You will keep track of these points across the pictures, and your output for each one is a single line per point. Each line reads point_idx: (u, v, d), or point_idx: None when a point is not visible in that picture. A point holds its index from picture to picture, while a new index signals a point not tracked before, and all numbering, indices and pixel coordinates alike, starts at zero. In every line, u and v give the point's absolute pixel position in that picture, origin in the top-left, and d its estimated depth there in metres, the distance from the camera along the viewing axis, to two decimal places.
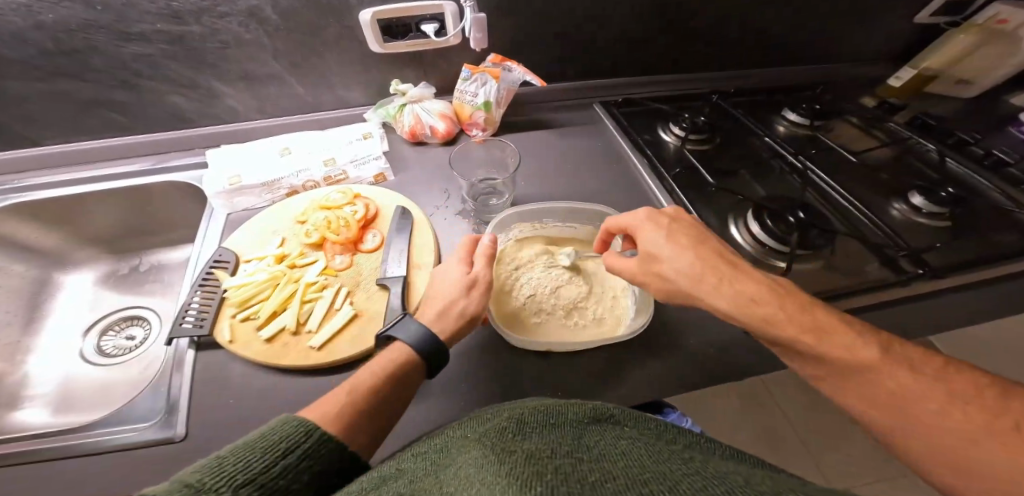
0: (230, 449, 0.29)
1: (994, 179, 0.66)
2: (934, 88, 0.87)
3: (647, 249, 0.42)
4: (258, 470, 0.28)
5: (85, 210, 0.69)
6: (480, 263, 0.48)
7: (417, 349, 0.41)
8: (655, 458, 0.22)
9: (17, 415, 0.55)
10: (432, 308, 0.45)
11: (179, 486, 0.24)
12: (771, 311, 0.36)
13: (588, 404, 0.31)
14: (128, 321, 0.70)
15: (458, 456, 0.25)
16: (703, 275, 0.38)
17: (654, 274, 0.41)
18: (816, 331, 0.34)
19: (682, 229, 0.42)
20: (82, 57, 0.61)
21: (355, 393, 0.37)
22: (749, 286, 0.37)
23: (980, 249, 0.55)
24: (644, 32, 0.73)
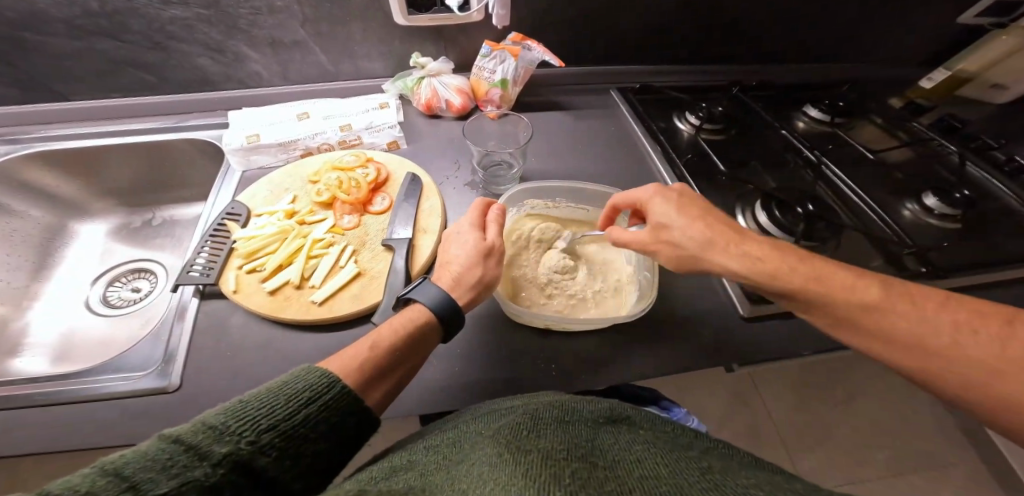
0: (254, 392, 0.28)
1: (1015, 186, 0.65)
2: (965, 91, 0.84)
3: (655, 219, 0.42)
4: (280, 417, 0.27)
5: (107, 164, 0.72)
6: (494, 230, 0.46)
7: (435, 312, 0.40)
8: (674, 466, 0.22)
9: (14, 363, 0.57)
10: (448, 273, 0.43)
11: (201, 429, 0.24)
12: (778, 266, 0.36)
13: (604, 408, 0.31)
14: (135, 274, 0.72)
15: (472, 451, 0.26)
16: (709, 242, 0.39)
17: (664, 243, 0.41)
18: (821, 280, 0.35)
19: (691, 200, 0.42)
20: (122, 18, 0.63)
21: (377, 351, 0.35)
22: (754, 246, 0.38)
23: (994, 254, 0.54)
24: (668, 19, 0.73)
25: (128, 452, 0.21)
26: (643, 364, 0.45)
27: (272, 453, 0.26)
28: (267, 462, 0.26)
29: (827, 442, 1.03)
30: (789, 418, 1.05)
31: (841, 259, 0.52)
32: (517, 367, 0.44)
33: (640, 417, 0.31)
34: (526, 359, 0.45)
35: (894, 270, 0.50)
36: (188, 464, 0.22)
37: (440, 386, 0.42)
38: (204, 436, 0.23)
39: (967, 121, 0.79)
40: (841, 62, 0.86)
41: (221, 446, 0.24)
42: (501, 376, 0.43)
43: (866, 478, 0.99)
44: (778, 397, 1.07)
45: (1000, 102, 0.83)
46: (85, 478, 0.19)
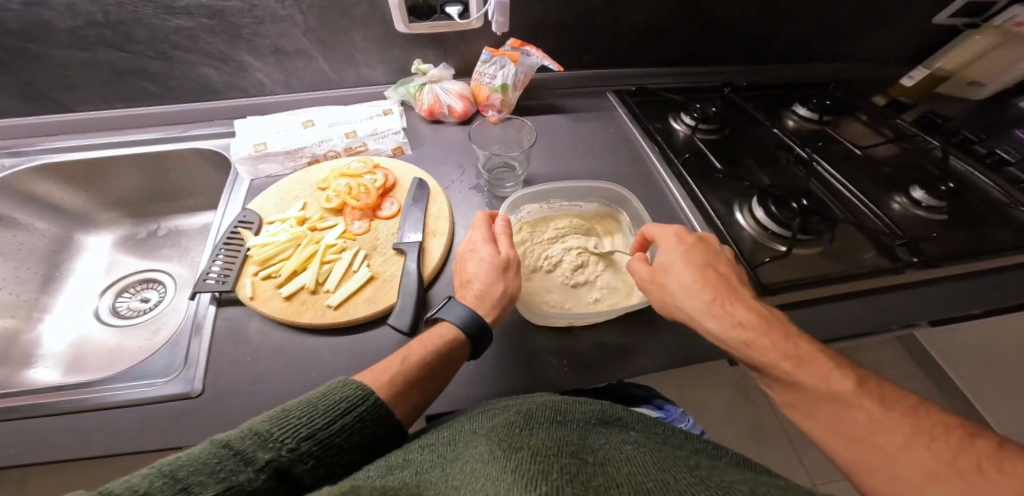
0: (296, 402, 0.31)
1: (995, 177, 0.68)
2: (945, 89, 0.89)
3: (659, 261, 0.43)
4: (319, 426, 0.29)
5: (113, 174, 0.72)
6: (506, 243, 0.48)
7: (465, 330, 0.41)
8: (663, 463, 0.25)
9: (30, 373, 0.58)
10: (471, 290, 0.44)
11: (247, 434, 0.26)
12: (755, 336, 0.37)
13: (596, 408, 0.33)
14: (143, 284, 0.73)
15: (466, 450, 0.28)
16: (700, 294, 0.39)
17: (657, 283, 0.42)
18: (796, 359, 0.35)
19: (700, 252, 0.43)
20: (126, 28, 0.64)
21: (408, 364, 0.37)
22: (740, 310, 0.38)
23: (979, 242, 0.57)
24: (661, 24, 0.75)
25: (182, 455, 0.24)
26: (650, 358, 0.47)
27: (310, 460, 0.28)
28: (304, 470, 0.28)
29: None
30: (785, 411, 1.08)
31: (833, 252, 0.55)
32: (530, 362, 0.46)
33: (631, 418, 0.33)
34: (538, 354, 0.46)
35: (887, 261, 0.53)
36: (235, 468, 0.24)
37: (458, 382, 0.44)
38: (250, 442, 0.26)
39: (948, 117, 0.83)
40: (827, 61, 0.89)
41: (265, 452, 0.26)
42: (515, 371, 0.45)
43: None
44: None
45: (979, 99, 0.88)
46: (144, 478, 0.22)
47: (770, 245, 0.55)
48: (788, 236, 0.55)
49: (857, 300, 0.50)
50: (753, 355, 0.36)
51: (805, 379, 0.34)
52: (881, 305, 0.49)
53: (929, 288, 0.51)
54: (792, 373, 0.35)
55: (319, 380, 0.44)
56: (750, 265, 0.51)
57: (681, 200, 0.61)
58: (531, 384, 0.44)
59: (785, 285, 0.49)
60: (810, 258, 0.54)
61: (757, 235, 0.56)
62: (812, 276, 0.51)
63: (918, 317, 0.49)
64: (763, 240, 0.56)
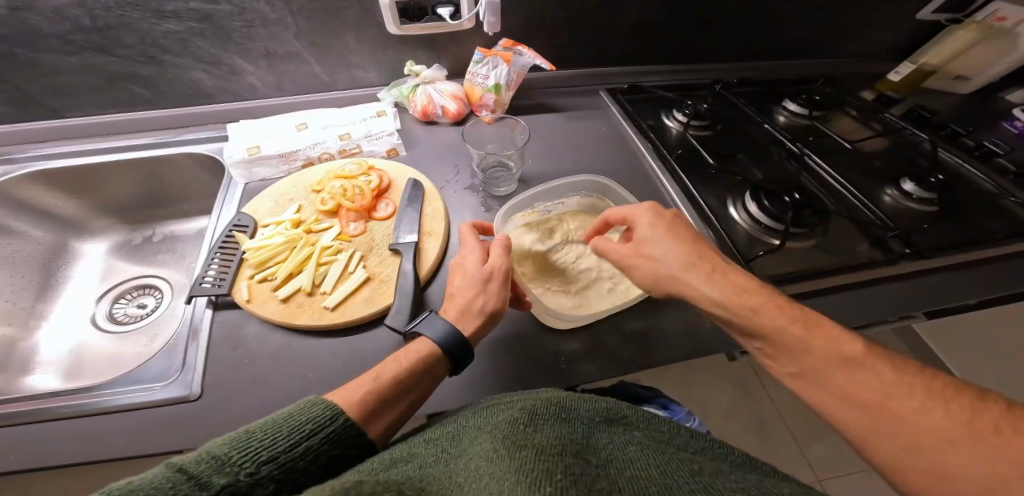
0: (259, 424, 0.29)
1: (984, 168, 0.69)
2: (932, 83, 0.90)
3: (642, 236, 0.42)
4: (282, 449, 0.28)
5: (106, 179, 0.72)
6: (497, 252, 0.46)
7: (441, 346, 0.40)
8: (664, 468, 0.25)
9: (28, 380, 0.58)
10: (454, 306, 0.43)
11: (204, 457, 0.24)
12: (758, 302, 0.37)
13: (602, 404, 0.34)
14: (140, 290, 0.73)
15: (471, 446, 0.29)
16: (696, 267, 0.39)
17: (646, 257, 0.41)
18: (803, 323, 0.36)
19: (679, 223, 0.43)
20: (115, 33, 0.63)
21: (381, 384, 0.36)
22: (737, 278, 0.39)
23: (968, 231, 0.58)
24: (652, 22, 0.76)
25: (135, 479, 0.22)
26: (647, 352, 0.47)
27: (269, 485, 0.26)
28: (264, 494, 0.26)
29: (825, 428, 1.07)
30: (787, 407, 1.09)
31: (827, 245, 0.55)
32: (528, 360, 0.46)
33: (635, 416, 0.34)
34: (536, 352, 0.47)
35: (880, 253, 0.54)
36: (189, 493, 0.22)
37: (456, 381, 0.44)
38: (206, 466, 0.24)
39: (936, 110, 0.84)
40: (816, 57, 0.90)
41: (221, 478, 0.24)
42: (514, 369, 0.45)
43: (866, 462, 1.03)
44: (777, 385, 1.11)
45: (963, 92, 0.90)
46: None
47: (764, 238, 0.56)
48: (781, 229, 0.55)
49: (850, 292, 0.51)
50: (759, 321, 0.36)
51: (816, 344, 0.34)
52: (874, 296, 0.50)
53: (923, 278, 0.52)
54: (801, 338, 0.35)
55: (318, 382, 0.44)
56: (746, 259, 0.51)
57: (675, 196, 0.61)
58: (529, 381, 0.44)
59: (780, 278, 0.50)
60: (803, 251, 0.54)
61: (751, 228, 0.57)
62: (806, 269, 0.51)
63: (911, 307, 0.50)
64: (757, 233, 0.56)
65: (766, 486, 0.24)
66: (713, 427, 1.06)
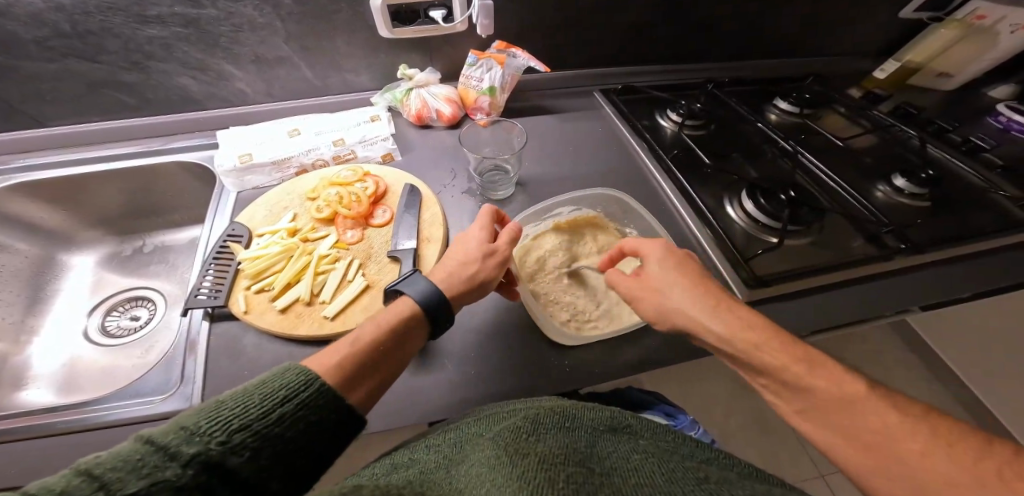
0: (230, 394, 0.27)
1: (973, 163, 0.71)
2: (915, 81, 0.92)
3: (647, 270, 0.42)
4: (254, 418, 0.26)
5: (91, 190, 0.70)
6: (504, 237, 0.46)
7: (423, 305, 0.40)
8: (669, 475, 0.25)
9: (22, 395, 0.56)
10: (443, 268, 0.44)
11: (175, 429, 0.23)
12: (761, 341, 0.36)
13: (606, 412, 0.34)
14: (133, 302, 0.71)
15: (472, 453, 0.28)
16: (699, 301, 0.39)
17: (648, 291, 0.41)
18: (808, 362, 0.34)
19: (687, 263, 0.42)
20: (97, 38, 0.62)
21: (360, 346, 0.35)
22: (742, 312, 0.38)
23: (959, 225, 0.59)
24: (643, 23, 0.76)
25: (103, 453, 0.21)
26: (650, 353, 0.47)
27: (245, 452, 0.25)
28: (240, 463, 0.24)
29: None
30: None
31: (823, 241, 0.56)
32: (533, 363, 0.46)
33: (640, 425, 0.33)
34: (540, 355, 0.46)
35: (875, 249, 0.54)
36: (158, 464, 0.21)
37: (462, 387, 0.43)
38: (174, 437, 0.23)
39: (922, 106, 0.86)
40: (805, 55, 0.91)
41: (191, 448, 0.22)
42: (519, 374, 0.45)
43: None
44: None
45: (947, 89, 0.92)
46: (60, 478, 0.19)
47: (763, 237, 0.56)
48: (779, 227, 0.56)
49: (849, 288, 0.51)
50: (762, 358, 0.35)
51: (817, 383, 0.33)
52: (871, 292, 0.51)
53: (917, 273, 0.53)
54: (803, 376, 0.33)
55: None
56: (745, 258, 0.52)
57: (672, 196, 0.62)
58: (534, 386, 0.44)
59: (779, 276, 0.50)
60: (801, 248, 0.55)
61: (749, 227, 0.57)
62: (804, 267, 0.52)
63: (907, 302, 0.51)
64: (755, 232, 0.57)
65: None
66: (714, 424, 1.07)
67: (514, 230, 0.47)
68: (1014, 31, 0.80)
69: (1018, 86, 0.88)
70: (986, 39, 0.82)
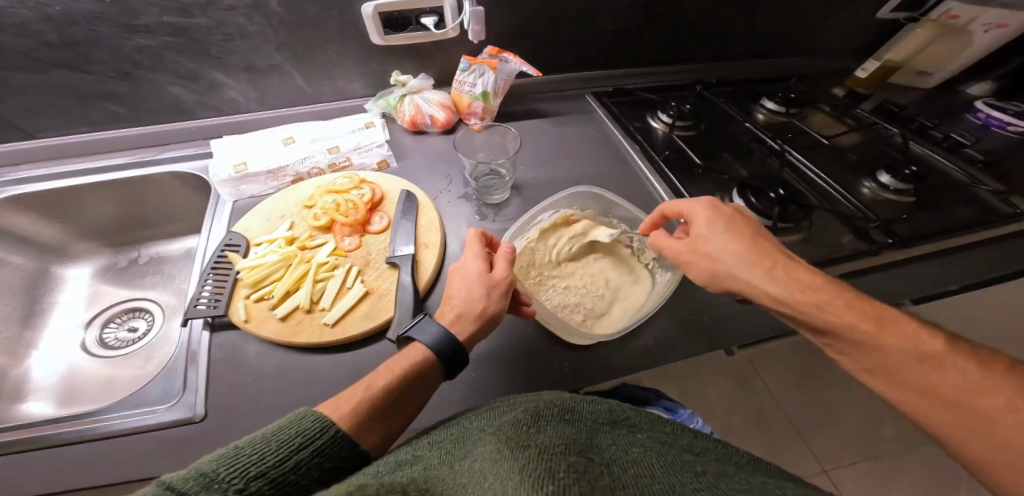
0: (249, 438, 0.28)
1: (954, 159, 0.73)
2: (897, 78, 0.94)
3: (701, 234, 0.44)
4: (272, 464, 0.27)
5: (85, 201, 0.69)
6: (502, 265, 0.47)
7: (435, 351, 0.39)
8: (668, 468, 0.26)
9: (22, 408, 0.56)
10: (450, 311, 0.43)
11: (195, 474, 0.23)
12: (826, 298, 0.37)
13: (605, 406, 0.35)
14: (130, 313, 0.70)
15: (475, 447, 0.29)
16: (755, 263, 0.41)
17: (704, 256, 0.43)
18: (877, 320, 0.35)
19: (737, 222, 0.44)
20: (85, 49, 0.61)
21: (372, 392, 0.35)
22: (801, 274, 0.39)
23: (943, 219, 0.61)
24: (632, 27, 0.78)
25: None
26: (648, 352, 0.48)
27: None
28: None
29: (825, 419, 1.10)
30: (786, 397, 1.12)
31: (812, 237, 0.57)
32: (532, 366, 0.46)
33: (639, 417, 0.35)
34: (540, 357, 0.47)
35: (864, 244, 0.56)
36: None
37: (464, 391, 0.44)
38: (194, 483, 0.22)
39: (904, 104, 0.88)
40: (790, 56, 0.93)
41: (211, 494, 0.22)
42: (519, 376, 0.46)
43: (866, 450, 1.06)
44: (774, 377, 1.14)
45: (927, 87, 0.95)
46: None
47: None
48: (769, 225, 0.57)
49: (838, 284, 0.53)
50: (822, 316, 0.37)
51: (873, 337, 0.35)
52: (860, 287, 0.53)
53: (903, 267, 0.55)
54: (872, 336, 0.35)
55: (320, 398, 0.44)
56: None
57: (665, 196, 0.63)
58: (537, 387, 0.45)
59: None
60: (792, 245, 0.56)
61: None
62: None
63: (895, 296, 0.52)
64: None
65: (765, 487, 0.25)
66: (716, 422, 1.09)
67: (508, 252, 0.48)
68: (988, 30, 0.82)
69: (997, 83, 0.91)
70: (962, 37, 0.84)
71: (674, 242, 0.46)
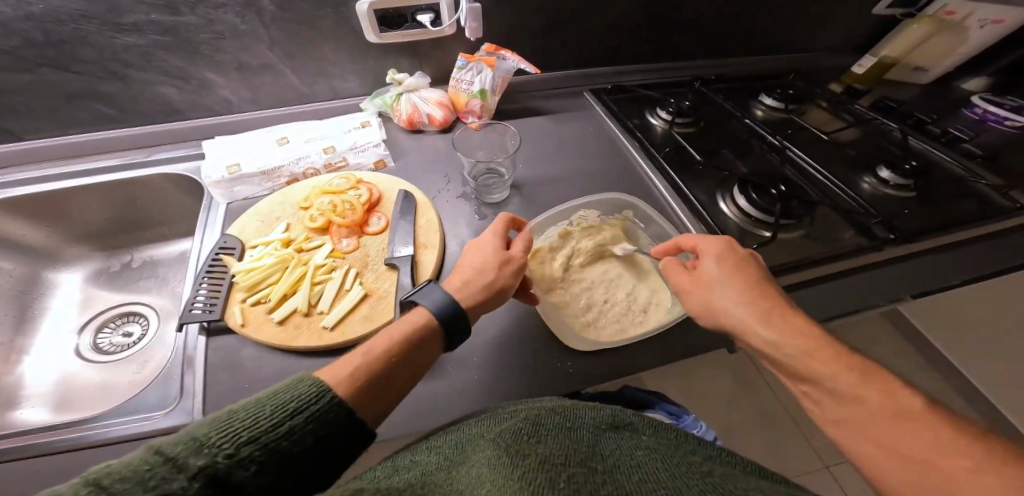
0: (244, 403, 0.27)
1: (952, 153, 0.73)
2: (893, 74, 0.95)
3: (703, 270, 0.42)
4: (263, 429, 0.26)
5: (74, 204, 0.68)
6: (518, 246, 0.47)
7: (439, 316, 0.39)
8: (674, 471, 0.25)
9: (16, 415, 0.54)
10: (458, 278, 0.44)
11: (173, 445, 0.22)
12: (815, 349, 0.35)
13: (608, 412, 0.34)
14: (124, 318, 0.69)
15: (473, 454, 0.28)
16: (752, 304, 0.38)
17: (704, 288, 0.41)
18: (863, 373, 0.32)
19: (743, 266, 0.41)
20: (70, 47, 0.59)
21: (372, 358, 0.34)
22: (799, 323, 0.37)
23: (943, 214, 0.61)
24: (630, 23, 0.77)
25: (110, 464, 0.21)
26: (653, 350, 0.48)
27: (251, 466, 0.24)
28: (246, 477, 0.24)
29: None
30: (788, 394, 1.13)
31: (815, 234, 0.57)
32: (537, 366, 0.46)
33: (642, 423, 0.34)
34: (544, 358, 0.46)
35: (866, 239, 0.56)
36: (165, 477, 0.21)
37: (469, 393, 0.43)
38: (183, 448, 0.22)
39: (901, 100, 0.88)
40: (787, 52, 0.93)
41: (199, 458, 0.22)
42: (523, 375, 0.45)
43: None
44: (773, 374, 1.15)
45: (924, 82, 0.95)
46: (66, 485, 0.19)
47: (756, 232, 0.57)
48: (770, 221, 0.57)
49: (842, 279, 0.53)
50: (812, 367, 0.34)
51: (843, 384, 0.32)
52: (863, 283, 0.53)
53: (905, 262, 0.55)
54: (851, 386, 0.32)
55: None
56: None
57: (666, 193, 0.62)
58: (542, 387, 0.44)
59: (777, 270, 0.51)
60: (795, 241, 0.56)
61: (742, 223, 0.58)
62: (797, 259, 0.53)
63: (897, 292, 0.52)
64: (749, 227, 0.58)
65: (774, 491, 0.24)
66: (717, 420, 1.09)
67: (527, 239, 0.48)
68: (984, 26, 0.83)
69: (991, 78, 0.92)
70: (957, 34, 0.84)
71: (678, 273, 0.44)
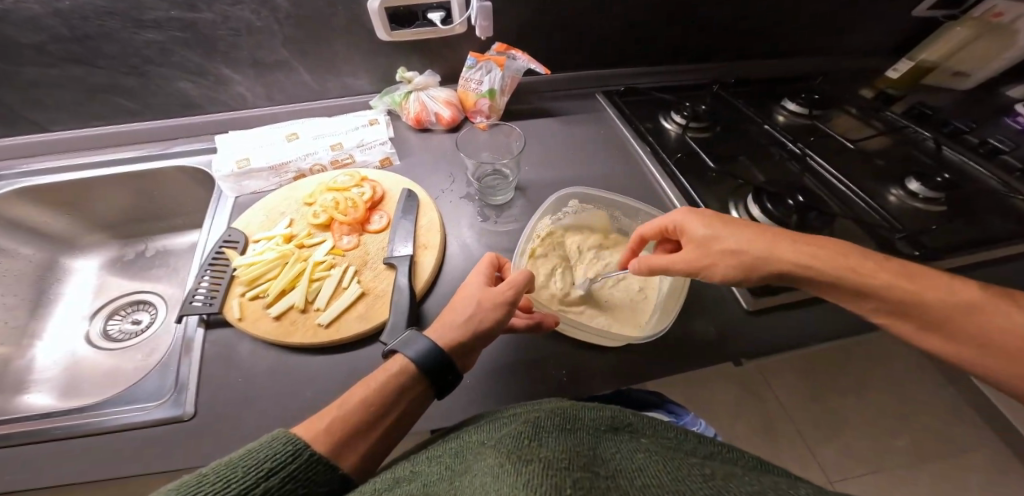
0: (216, 463, 0.25)
1: (990, 167, 0.69)
2: (932, 80, 0.88)
3: (699, 234, 0.41)
4: (234, 494, 0.24)
5: (93, 194, 0.70)
6: (506, 285, 0.41)
7: (418, 365, 0.36)
8: (676, 474, 0.23)
9: (25, 398, 0.56)
10: (444, 324, 0.40)
11: None
12: (854, 261, 0.35)
13: (607, 411, 0.33)
14: (134, 306, 0.71)
15: (475, 462, 0.27)
16: (772, 241, 0.38)
17: (722, 254, 0.39)
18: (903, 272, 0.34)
19: (725, 216, 0.42)
20: (94, 43, 0.61)
21: (350, 408, 0.32)
22: (822, 242, 0.38)
23: (977, 230, 0.57)
24: (646, 24, 0.75)
25: None
26: (655, 362, 0.46)
27: None
28: None
29: (839, 434, 1.05)
30: (798, 408, 1.08)
31: None
32: (530, 375, 0.44)
33: (642, 424, 0.32)
34: (538, 367, 0.45)
35: (889, 255, 0.52)
36: None
37: (459, 400, 0.42)
38: None
39: (937, 107, 0.83)
40: (815, 56, 0.89)
41: None
42: (515, 384, 0.44)
43: (880, 462, 1.01)
44: (784, 387, 1.10)
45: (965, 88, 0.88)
46: None
47: None
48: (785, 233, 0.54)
49: None
50: (868, 281, 0.34)
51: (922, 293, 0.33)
52: None
53: None
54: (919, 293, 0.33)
55: (313, 401, 0.42)
56: None
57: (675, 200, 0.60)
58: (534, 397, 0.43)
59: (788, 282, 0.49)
60: None
61: None
62: None
63: None
64: None
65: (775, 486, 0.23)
66: (722, 430, 1.05)
67: (522, 277, 0.42)
68: None
69: None
70: (1005, 37, 0.78)
71: (674, 254, 0.43)
